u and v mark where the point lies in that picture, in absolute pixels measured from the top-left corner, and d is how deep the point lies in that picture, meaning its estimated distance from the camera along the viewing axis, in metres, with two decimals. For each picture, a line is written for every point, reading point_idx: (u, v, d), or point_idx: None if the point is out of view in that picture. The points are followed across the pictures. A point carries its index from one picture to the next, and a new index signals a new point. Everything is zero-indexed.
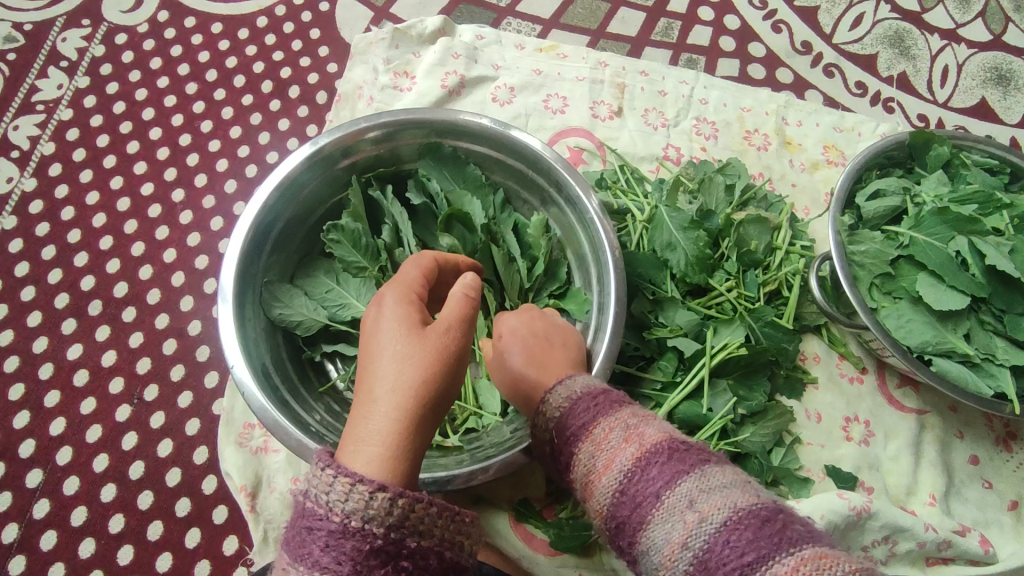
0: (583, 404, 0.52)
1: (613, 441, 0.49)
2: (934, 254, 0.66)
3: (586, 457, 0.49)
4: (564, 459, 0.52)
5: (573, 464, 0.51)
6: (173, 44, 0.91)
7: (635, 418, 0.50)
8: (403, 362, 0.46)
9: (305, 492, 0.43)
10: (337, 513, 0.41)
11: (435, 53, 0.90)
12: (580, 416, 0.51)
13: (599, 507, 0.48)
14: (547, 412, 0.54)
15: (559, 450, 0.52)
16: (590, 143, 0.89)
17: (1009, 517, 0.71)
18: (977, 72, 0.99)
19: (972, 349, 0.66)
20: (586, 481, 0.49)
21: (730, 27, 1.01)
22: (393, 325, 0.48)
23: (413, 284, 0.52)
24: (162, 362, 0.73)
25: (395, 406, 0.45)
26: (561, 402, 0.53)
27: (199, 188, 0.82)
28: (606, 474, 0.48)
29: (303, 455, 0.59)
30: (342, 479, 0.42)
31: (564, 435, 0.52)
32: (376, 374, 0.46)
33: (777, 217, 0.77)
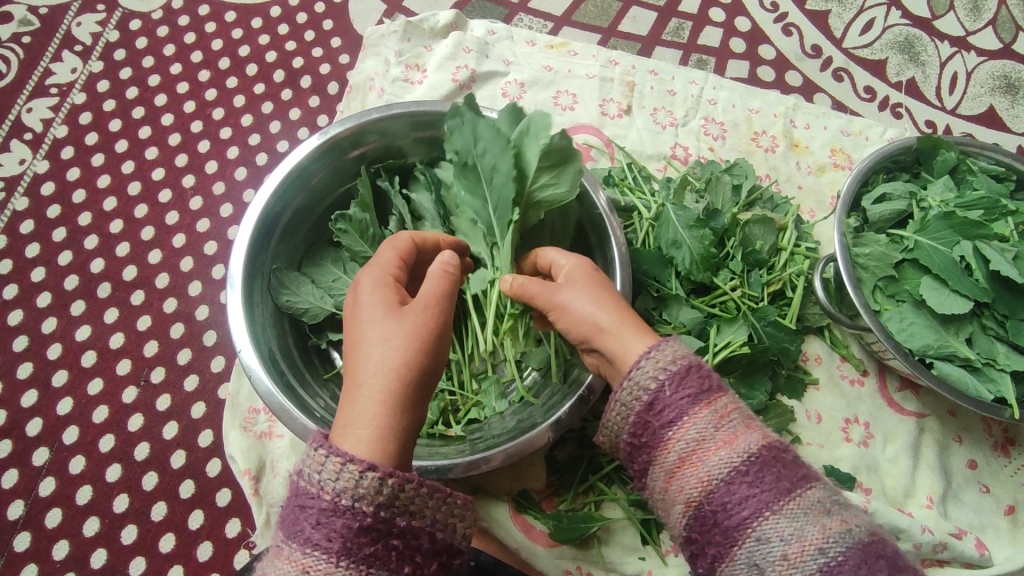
0: (692, 375, 0.51)
1: (735, 421, 0.50)
2: (937, 258, 0.67)
3: (701, 426, 0.49)
4: (660, 421, 0.51)
5: (681, 428, 0.50)
6: (186, 31, 0.91)
7: (749, 410, 0.51)
8: (387, 343, 0.48)
9: (299, 472, 0.44)
10: (328, 491, 0.42)
11: (447, 47, 0.90)
12: (697, 383, 0.51)
13: (702, 478, 0.48)
14: (646, 368, 0.52)
15: (658, 410, 0.51)
16: (599, 141, 0.89)
17: (1005, 521, 0.72)
18: (986, 79, 1.00)
19: (973, 353, 0.66)
20: (695, 448, 0.49)
21: (741, 29, 1.01)
22: (373, 310, 0.50)
23: (390, 268, 0.54)
24: (169, 345, 0.74)
25: (381, 385, 0.47)
26: (666, 365, 0.52)
27: (209, 175, 0.83)
28: (725, 449, 0.48)
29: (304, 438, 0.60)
30: (333, 458, 0.42)
31: (674, 398, 0.51)
32: (360, 357, 0.48)
33: (783, 218, 0.78)
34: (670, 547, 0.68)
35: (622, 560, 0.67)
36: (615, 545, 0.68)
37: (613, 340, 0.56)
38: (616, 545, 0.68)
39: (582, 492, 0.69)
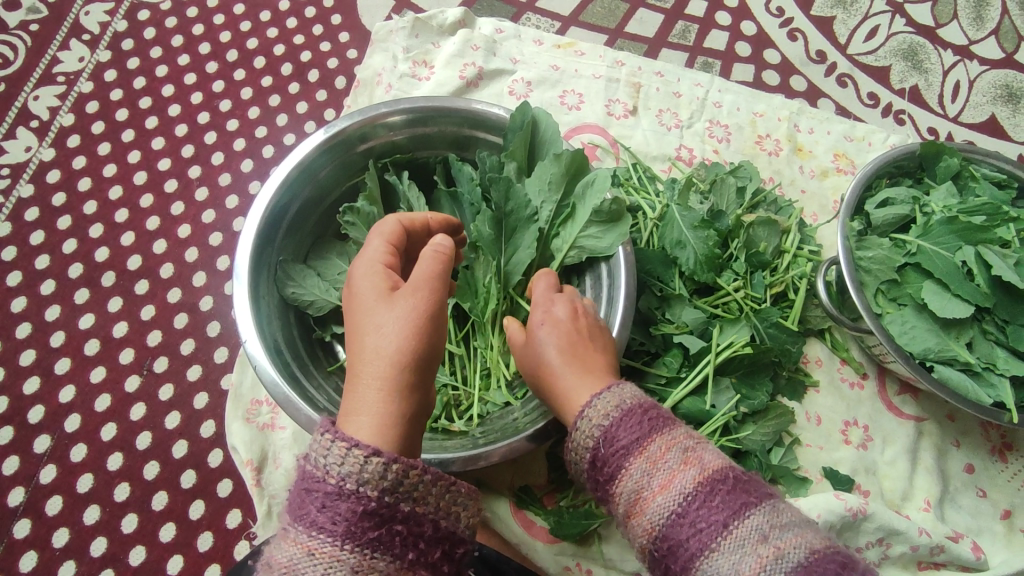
0: (630, 422, 0.53)
1: (669, 462, 0.50)
2: (940, 262, 0.67)
3: (637, 475, 0.51)
4: (604, 475, 0.53)
5: (620, 482, 0.52)
6: (195, 22, 0.91)
7: (692, 441, 0.52)
8: (384, 332, 0.49)
9: (305, 457, 0.44)
10: (334, 475, 0.42)
11: (455, 44, 0.91)
12: (630, 432, 0.52)
13: (648, 526, 0.50)
14: (585, 427, 0.54)
15: (600, 465, 0.53)
16: (604, 141, 0.90)
17: (1002, 526, 0.72)
18: (988, 88, 1.01)
19: (973, 357, 0.67)
20: (636, 499, 0.51)
21: (747, 33, 1.02)
22: (368, 301, 0.51)
23: (381, 258, 0.54)
24: (172, 336, 0.74)
25: (381, 373, 0.48)
26: (603, 417, 0.54)
27: (215, 166, 0.83)
28: (661, 496, 0.49)
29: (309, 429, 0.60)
30: (339, 443, 0.43)
31: (609, 452, 0.52)
32: (360, 348, 0.49)
33: (787, 220, 0.78)
34: None
35: (622, 558, 0.67)
36: (615, 542, 0.68)
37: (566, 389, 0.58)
38: (616, 543, 0.68)
39: (584, 489, 0.69)
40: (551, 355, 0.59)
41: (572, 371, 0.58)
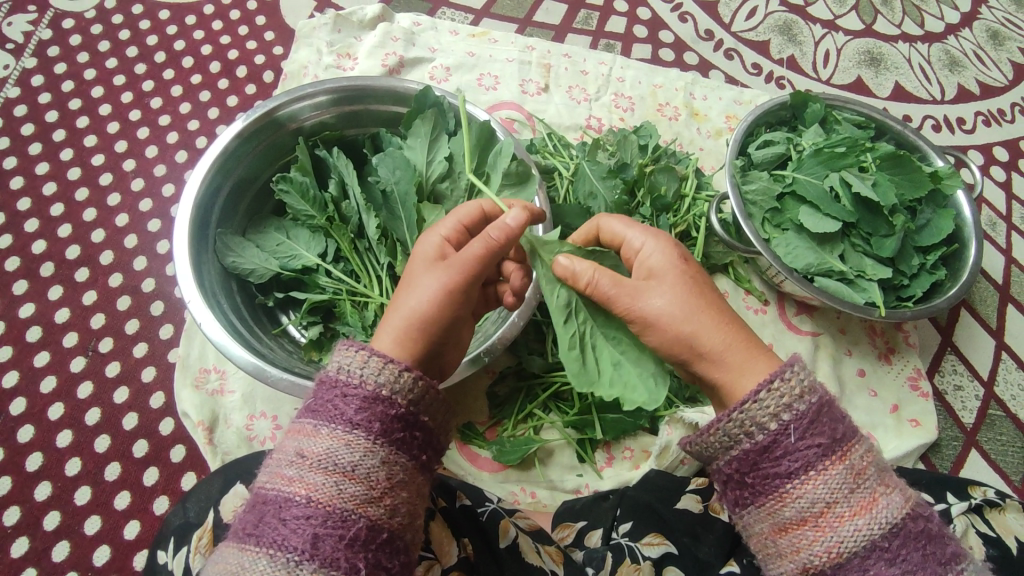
0: (805, 426, 0.47)
1: (872, 480, 0.47)
2: (812, 188, 0.78)
3: (831, 484, 0.47)
4: (777, 469, 0.48)
5: (805, 482, 0.47)
6: (121, 28, 0.95)
7: (876, 463, 0.48)
8: (419, 291, 0.54)
9: (337, 368, 0.50)
10: (370, 381, 0.48)
11: (376, 37, 0.97)
12: (829, 432, 0.47)
13: (833, 544, 0.46)
14: (767, 404, 0.48)
15: (776, 456, 0.48)
16: (521, 115, 0.98)
17: (891, 418, 0.82)
18: (853, 55, 1.15)
19: (847, 267, 0.77)
20: (826, 506, 0.46)
21: (643, 17, 1.13)
22: (419, 255, 0.56)
23: (448, 229, 0.58)
24: (116, 317, 0.76)
25: (406, 319, 0.53)
26: (792, 404, 0.47)
27: (149, 158, 0.86)
28: (862, 518, 0.46)
29: (277, 387, 0.64)
30: (377, 357, 0.49)
31: (776, 458, 0.48)
32: (400, 289, 0.55)
33: (685, 169, 0.88)
34: (605, 462, 0.75)
35: (561, 478, 0.74)
36: (554, 465, 0.74)
37: (717, 367, 0.52)
38: (555, 465, 0.74)
39: (522, 420, 0.75)
40: (683, 307, 0.52)
41: (736, 348, 0.51)
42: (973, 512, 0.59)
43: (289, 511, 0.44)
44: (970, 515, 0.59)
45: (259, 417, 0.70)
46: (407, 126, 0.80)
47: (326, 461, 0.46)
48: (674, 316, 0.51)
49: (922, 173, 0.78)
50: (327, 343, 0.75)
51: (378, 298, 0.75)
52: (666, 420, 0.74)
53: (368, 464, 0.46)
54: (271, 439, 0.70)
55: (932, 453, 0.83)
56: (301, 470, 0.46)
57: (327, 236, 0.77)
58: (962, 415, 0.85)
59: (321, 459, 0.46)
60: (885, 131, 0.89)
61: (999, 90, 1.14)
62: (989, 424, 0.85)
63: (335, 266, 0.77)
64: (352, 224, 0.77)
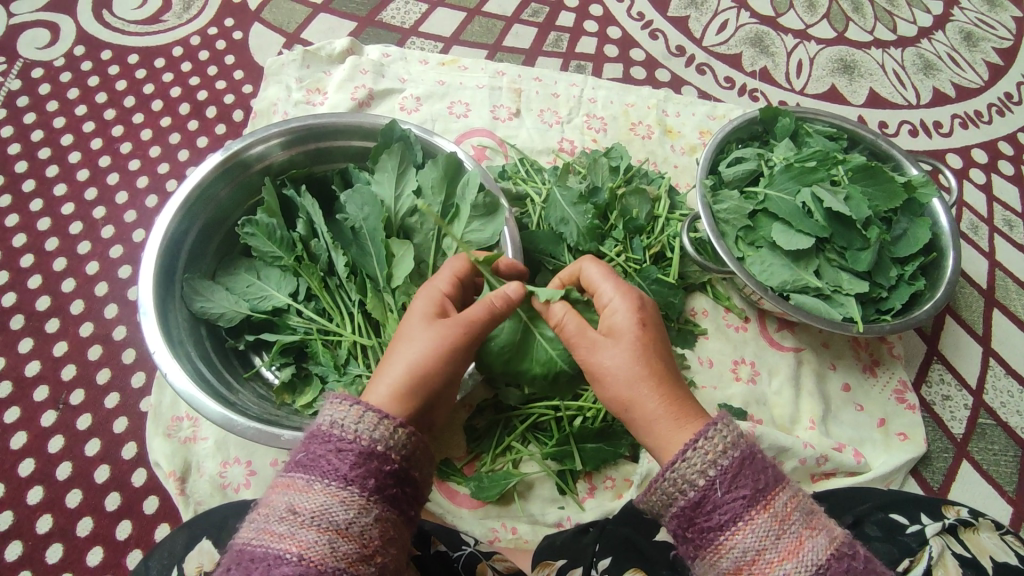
0: (731, 479, 0.49)
1: (797, 524, 0.48)
2: (784, 205, 0.77)
3: (759, 532, 0.47)
4: (711, 522, 0.49)
5: (736, 532, 0.48)
6: (90, 75, 0.96)
7: (806, 506, 0.49)
8: (420, 350, 0.56)
9: (330, 421, 0.49)
10: (365, 437, 0.48)
11: (345, 70, 0.98)
12: (752, 482, 0.48)
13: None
14: (694, 462, 0.50)
15: (706, 510, 0.49)
16: (492, 141, 0.98)
17: (879, 433, 0.80)
18: (827, 63, 1.14)
19: (822, 283, 0.76)
20: (756, 553, 0.47)
21: (613, 37, 1.13)
22: (415, 316, 0.58)
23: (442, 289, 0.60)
24: (87, 367, 0.75)
25: (401, 378, 0.54)
26: (717, 459, 0.49)
27: (119, 204, 0.86)
28: (791, 562, 0.46)
29: (247, 436, 0.62)
30: (373, 412, 0.49)
31: (707, 512, 0.49)
32: (394, 351, 0.56)
33: (657, 190, 0.88)
34: (586, 493, 0.73)
35: (542, 512, 0.72)
36: (534, 499, 0.73)
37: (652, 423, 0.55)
38: (536, 499, 0.73)
39: (500, 453, 0.74)
40: (630, 367, 0.55)
41: (666, 419, 0.54)
42: (948, 532, 0.57)
43: (279, 570, 0.43)
44: (945, 536, 0.56)
45: (233, 463, 0.70)
46: (375, 161, 0.80)
47: (320, 518, 0.45)
48: (619, 374, 0.55)
49: (895, 184, 0.77)
50: (299, 385, 0.74)
51: (349, 336, 0.74)
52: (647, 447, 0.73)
53: (362, 522, 0.46)
54: (246, 485, 0.69)
55: (923, 467, 0.81)
56: (293, 527, 0.44)
57: (297, 276, 0.76)
58: (951, 426, 0.83)
59: (314, 516, 0.45)
60: (858, 142, 0.89)
61: (975, 92, 1.13)
62: (980, 434, 0.83)
63: (306, 306, 0.76)
64: (322, 262, 0.77)
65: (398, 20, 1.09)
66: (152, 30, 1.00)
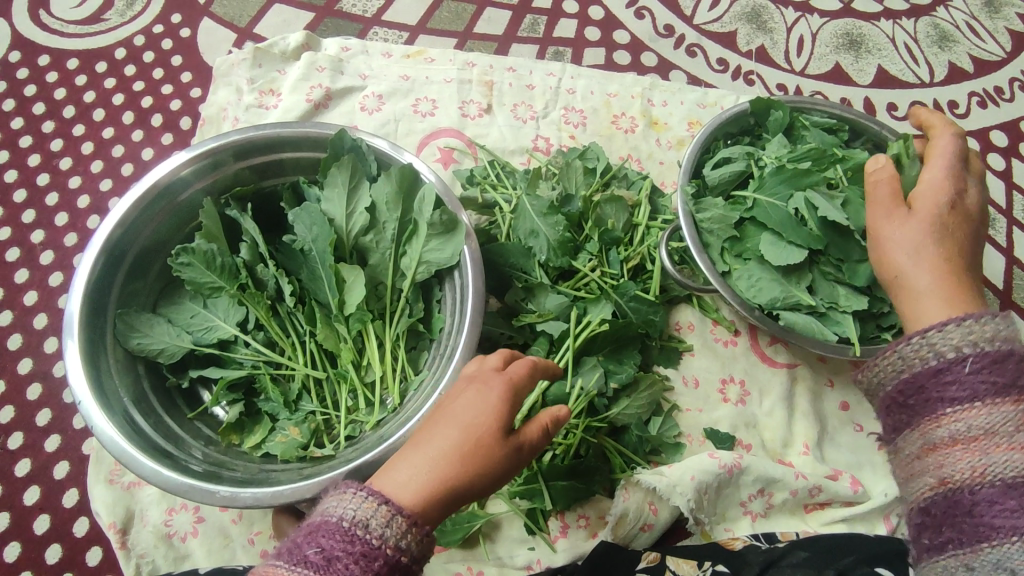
0: (1002, 359, 0.49)
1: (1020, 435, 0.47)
2: (773, 213, 0.69)
3: (993, 415, 0.47)
4: (943, 394, 0.49)
5: (966, 408, 0.48)
6: (27, 83, 0.89)
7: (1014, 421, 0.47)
8: (467, 441, 0.47)
9: (352, 518, 0.44)
10: (392, 546, 0.43)
11: (299, 68, 0.90)
12: (1010, 371, 0.48)
13: (978, 467, 0.47)
14: (944, 337, 0.51)
15: (943, 380, 0.49)
16: (460, 142, 0.90)
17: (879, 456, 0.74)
18: (830, 39, 1.04)
19: (816, 300, 0.69)
20: (1017, 425, 0.47)
21: (595, 17, 1.04)
22: (475, 397, 0.49)
23: (519, 381, 0.51)
24: (25, 408, 0.71)
25: (430, 475, 0.46)
26: (976, 341, 0.50)
27: (59, 227, 0.81)
28: (1020, 454, 0.47)
29: (180, 494, 0.58)
30: (401, 518, 0.44)
31: (934, 391, 0.50)
32: (442, 430, 0.48)
33: (637, 194, 0.80)
34: (559, 533, 0.68)
35: (510, 554, 0.67)
36: (503, 540, 0.68)
37: (917, 302, 0.57)
38: (504, 540, 0.68)
39: None
40: (919, 240, 0.58)
41: (935, 298, 0.56)
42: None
43: None
44: None
45: (179, 510, 0.66)
46: (324, 175, 0.73)
47: None
48: (902, 251, 0.58)
49: None
50: (248, 424, 0.69)
51: (301, 369, 0.69)
52: (623, 484, 0.67)
53: None
54: (192, 534, 0.65)
55: None
56: None
57: (243, 305, 0.70)
58: None
59: None
60: (862, 133, 0.80)
61: (995, 65, 1.03)
62: None
63: (254, 336, 0.71)
64: (269, 289, 0.72)
65: (359, 8, 1.01)
66: (92, 31, 0.93)
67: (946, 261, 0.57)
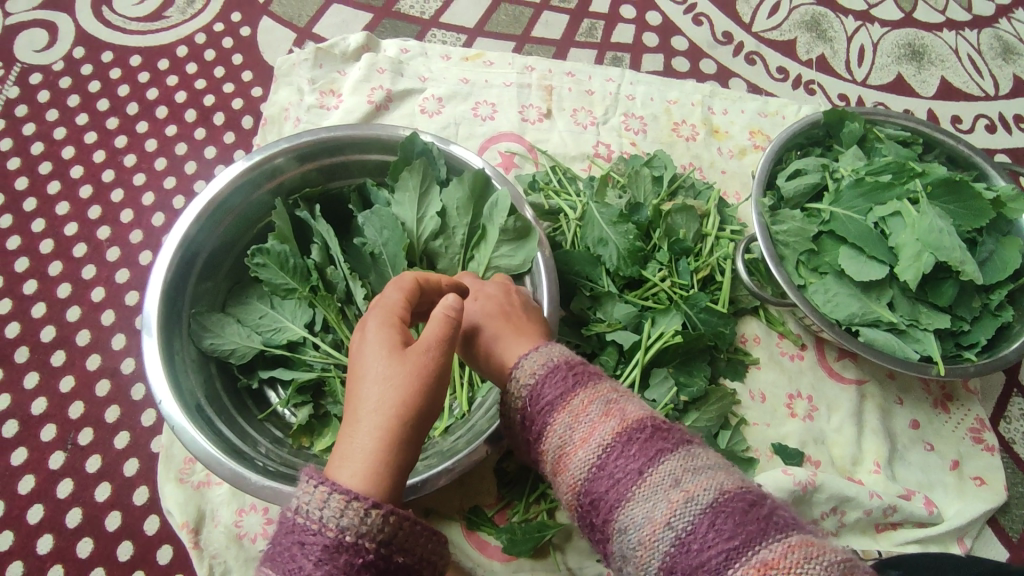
0: (563, 371, 0.52)
1: (592, 414, 0.49)
2: (853, 227, 0.68)
3: (562, 430, 0.50)
4: (535, 429, 0.52)
5: (547, 433, 0.51)
6: (91, 80, 0.90)
7: (615, 394, 0.51)
8: (386, 384, 0.46)
9: (296, 506, 0.44)
10: (331, 528, 0.43)
11: (361, 69, 0.90)
12: (557, 384, 0.51)
13: (570, 471, 0.49)
14: (517, 381, 0.53)
15: (530, 421, 0.52)
16: (521, 147, 0.89)
17: (952, 476, 0.72)
18: (892, 49, 1.03)
19: (897, 316, 0.67)
20: (681, 474, 0.45)
21: (653, 23, 1.03)
22: (370, 348, 0.48)
23: (397, 308, 0.51)
24: (95, 405, 0.72)
25: (375, 435, 0.45)
26: (535, 372, 0.53)
27: (125, 224, 0.81)
28: (585, 443, 0.48)
29: (261, 495, 0.58)
30: (338, 496, 0.43)
31: (536, 409, 0.52)
32: (360, 391, 0.47)
33: (706, 204, 0.79)
34: None
35: (580, 566, 0.66)
36: (572, 551, 0.67)
37: (502, 356, 0.56)
38: (573, 551, 0.67)
39: (534, 501, 0.68)
40: (480, 320, 0.58)
41: (493, 330, 0.57)
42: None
43: None
44: None
45: (249, 511, 0.66)
46: (396, 178, 0.72)
47: None
48: (472, 322, 0.58)
49: (982, 202, 0.68)
50: (318, 427, 0.69)
51: None
52: None
53: None
54: (263, 535, 0.65)
55: (1002, 515, 0.72)
56: None
57: (312, 307, 0.70)
58: None
59: None
60: (935, 146, 0.79)
61: None
62: None
63: (323, 338, 0.71)
64: (339, 291, 0.71)
65: (417, 10, 1.00)
66: (154, 28, 0.93)
67: (504, 316, 0.58)
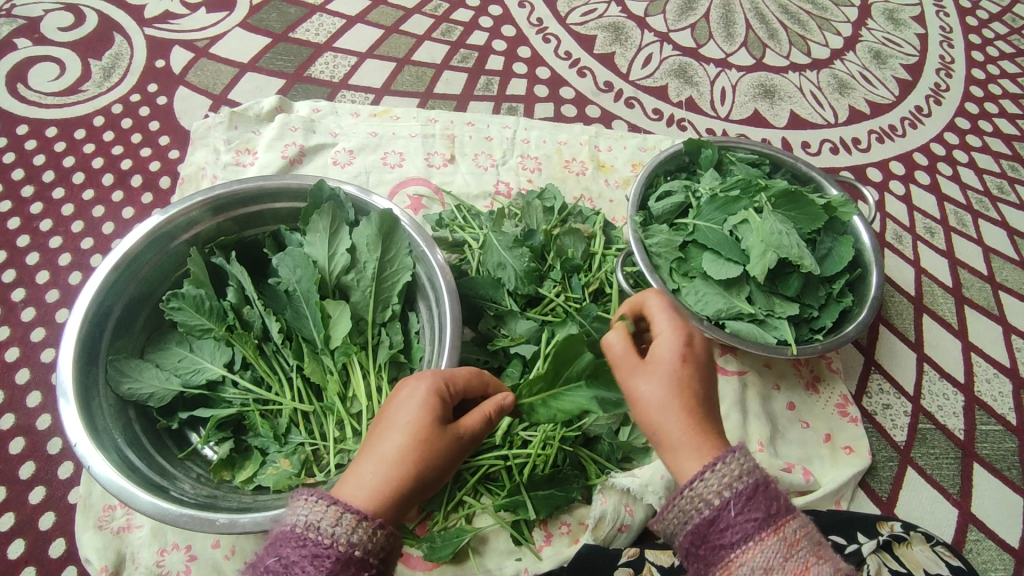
0: (761, 492, 0.49)
1: (804, 552, 0.47)
2: (711, 236, 0.79)
3: (769, 555, 0.47)
4: (723, 541, 0.48)
5: (746, 554, 0.47)
6: (6, 152, 0.93)
7: (813, 535, 0.49)
8: (411, 431, 0.54)
9: (306, 523, 0.49)
10: (343, 542, 0.48)
11: (274, 128, 0.97)
12: (766, 505, 0.48)
13: None
14: (711, 482, 0.49)
15: (720, 529, 0.48)
16: (428, 190, 0.98)
17: (826, 449, 0.82)
18: (748, 90, 1.19)
19: (756, 308, 0.78)
20: None
21: (542, 76, 1.16)
22: (409, 402, 0.56)
23: (447, 378, 0.59)
24: (8, 463, 0.72)
25: (384, 471, 0.52)
26: (733, 482, 0.49)
27: (41, 285, 0.83)
28: None
29: (180, 525, 0.60)
30: (351, 514, 0.49)
31: (737, 521, 0.48)
32: (387, 430, 0.55)
33: (592, 228, 0.89)
34: (543, 542, 0.73)
35: (499, 566, 0.71)
36: (490, 553, 0.72)
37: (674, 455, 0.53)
38: (492, 553, 0.72)
39: (452, 510, 0.72)
40: (659, 397, 0.54)
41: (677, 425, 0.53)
42: (883, 549, 0.67)
43: None
44: (880, 553, 0.66)
45: (171, 550, 0.67)
46: (307, 222, 0.78)
47: None
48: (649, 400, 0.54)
49: (816, 207, 0.79)
50: (239, 460, 0.72)
51: (289, 403, 0.73)
52: (599, 488, 0.72)
53: None
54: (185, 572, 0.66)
55: (870, 478, 0.82)
56: None
57: (230, 346, 0.74)
58: (894, 434, 0.86)
59: None
60: (782, 167, 0.92)
61: (888, 106, 1.19)
62: (922, 439, 0.86)
63: (242, 375, 0.75)
64: (256, 329, 0.76)
65: (327, 74, 1.09)
66: (70, 101, 0.98)
67: (690, 407, 0.54)
